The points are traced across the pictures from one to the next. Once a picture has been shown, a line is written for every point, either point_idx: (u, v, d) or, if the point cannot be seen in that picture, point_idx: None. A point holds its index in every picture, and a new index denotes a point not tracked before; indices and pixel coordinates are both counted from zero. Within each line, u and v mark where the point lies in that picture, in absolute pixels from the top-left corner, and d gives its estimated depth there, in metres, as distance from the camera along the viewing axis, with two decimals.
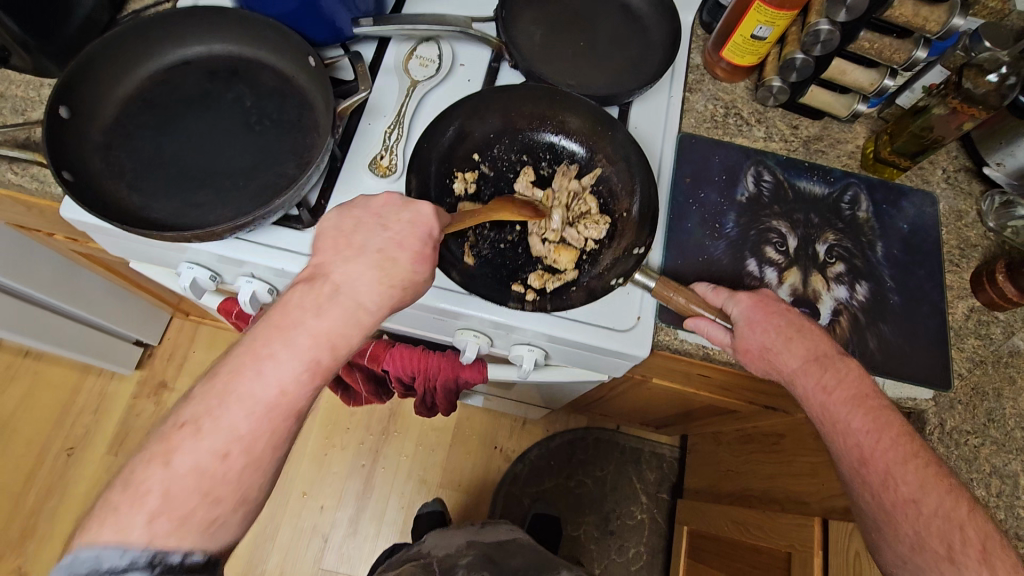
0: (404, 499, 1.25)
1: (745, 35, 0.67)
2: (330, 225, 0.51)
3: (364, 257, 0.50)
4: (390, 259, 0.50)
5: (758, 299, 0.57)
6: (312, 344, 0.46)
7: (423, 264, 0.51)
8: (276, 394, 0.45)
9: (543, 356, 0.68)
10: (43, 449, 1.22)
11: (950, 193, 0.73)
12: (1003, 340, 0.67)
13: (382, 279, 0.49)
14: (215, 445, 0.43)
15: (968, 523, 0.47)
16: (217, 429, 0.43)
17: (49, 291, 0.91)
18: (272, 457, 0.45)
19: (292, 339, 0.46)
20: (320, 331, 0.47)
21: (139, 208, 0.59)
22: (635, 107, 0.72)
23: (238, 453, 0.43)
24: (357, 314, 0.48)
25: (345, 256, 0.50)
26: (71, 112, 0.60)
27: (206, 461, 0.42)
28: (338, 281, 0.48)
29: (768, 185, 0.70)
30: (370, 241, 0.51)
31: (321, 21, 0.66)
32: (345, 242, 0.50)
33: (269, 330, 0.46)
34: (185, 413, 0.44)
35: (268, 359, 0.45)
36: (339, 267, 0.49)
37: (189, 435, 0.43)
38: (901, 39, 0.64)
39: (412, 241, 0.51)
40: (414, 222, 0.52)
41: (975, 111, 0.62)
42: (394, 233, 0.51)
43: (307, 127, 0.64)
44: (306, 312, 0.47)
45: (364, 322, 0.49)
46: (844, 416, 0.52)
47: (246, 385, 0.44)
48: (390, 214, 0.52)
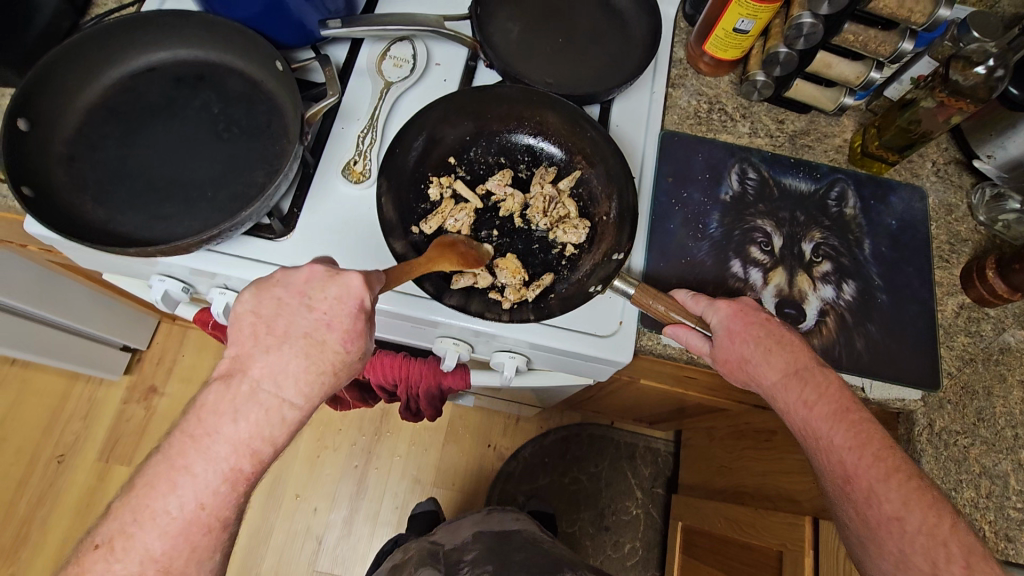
0: (398, 500, 1.25)
1: (727, 28, 0.65)
2: (246, 308, 0.47)
3: (289, 345, 0.46)
4: (318, 344, 0.46)
5: (737, 307, 0.56)
6: (231, 452, 0.44)
7: (355, 341, 0.48)
8: (194, 509, 0.44)
9: (525, 363, 0.67)
10: (33, 457, 1.21)
11: (940, 186, 0.72)
12: (994, 337, 0.65)
13: (308, 368, 0.46)
14: (129, 567, 0.43)
15: (952, 539, 0.46)
16: (129, 551, 0.43)
17: (27, 302, 0.90)
18: (193, 570, 0.44)
19: (210, 451, 0.44)
20: (240, 437, 0.44)
21: (104, 221, 0.57)
22: (617, 105, 0.71)
23: (153, 572, 0.43)
24: (281, 410, 0.45)
25: (266, 345, 0.46)
26: (31, 124, 0.59)
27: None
28: (257, 379, 0.45)
29: (753, 182, 0.69)
30: (295, 325, 0.46)
31: (289, 23, 0.65)
32: (267, 329, 0.46)
33: (184, 439, 0.45)
34: (99, 534, 0.44)
35: (184, 473, 0.44)
36: (259, 359, 0.46)
37: (102, 558, 0.43)
38: (887, 31, 0.62)
39: (339, 319, 0.47)
40: (340, 298, 0.47)
41: (963, 103, 0.60)
42: (320, 314, 0.47)
43: (276, 133, 0.63)
44: (223, 417, 0.44)
45: (288, 418, 0.46)
46: (826, 431, 0.51)
47: (161, 501, 0.44)
48: (314, 289, 0.47)
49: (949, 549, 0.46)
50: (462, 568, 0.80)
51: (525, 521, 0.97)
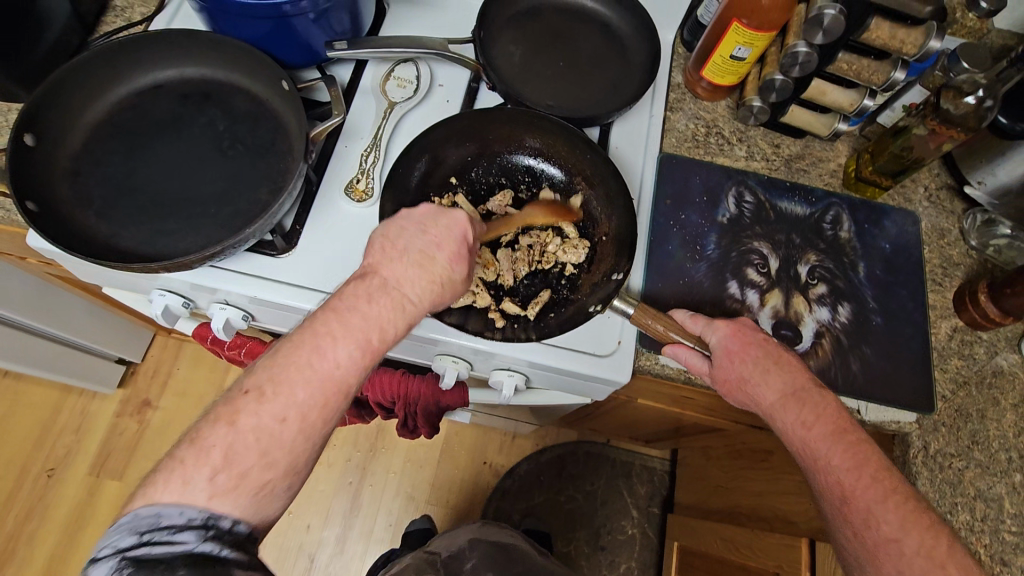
0: (392, 517, 1.23)
1: (724, 55, 0.67)
2: (378, 230, 0.51)
3: (408, 257, 0.50)
4: (430, 258, 0.50)
5: (736, 328, 0.57)
6: (365, 327, 0.46)
7: (458, 265, 0.52)
8: (331, 369, 0.45)
9: (524, 381, 0.67)
10: (22, 470, 1.20)
11: (933, 211, 0.73)
12: (987, 360, 0.66)
13: (426, 276, 0.50)
14: (276, 411, 0.43)
15: (949, 560, 0.46)
16: (278, 395, 0.43)
17: (26, 315, 0.90)
18: (322, 429, 0.45)
19: (349, 324, 0.46)
20: (371, 320, 0.47)
21: (107, 236, 0.58)
22: (616, 127, 0.72)
23: (294, 420, 0.43)
24: (402, 306, 0.48)
25: (389, 257, 0.50)
26: (37, 139, 0.59)
27: (266, 424, 0.42)
28: (387, 276, 0.48)
29: (750, 206, 0.70)
30: (411, 243, 0.50)
31: (295, 44, 0.66)
32: (389, 244, 0.50)
33: (328, 313, 0.46)
34: (249, 381, 0.43)
35: (325, 339, 0.45)
36: (387, 265, 0.49)
37: (254, 400, 0.43)
38: (879, 61, 0.64)
39: (448, 242, 0.52)
40: (451, 227, 0.52)
41: (954, 132, 0.62)
42: (433, 236, 0.51)
43: (280, 151, 0.63)
44: (359, 300, 0.47)
45: (407, 314, 0.49)
46: (823, 452, 0.52)
47: (308, 359, 0.44)
48: (429, 219, 0.52)
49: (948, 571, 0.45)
50: None
51: (483, 526, 0.96)
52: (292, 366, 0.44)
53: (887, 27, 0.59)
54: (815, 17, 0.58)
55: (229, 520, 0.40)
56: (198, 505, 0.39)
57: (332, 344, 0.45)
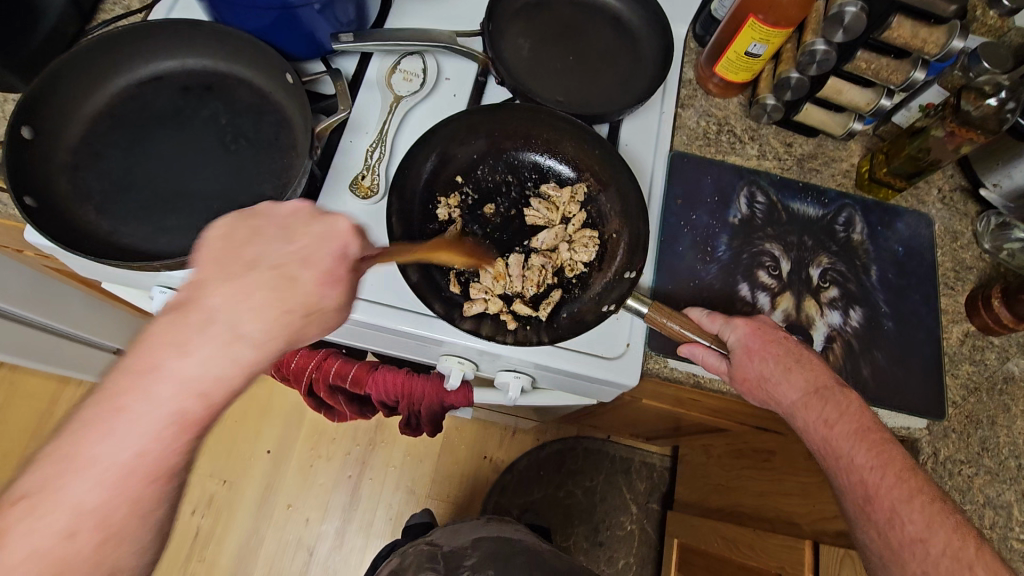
0: (392, 511, 1.23)
1: (739, 52, 0.65)
2: (217, 234, 0.41)
3: (258, 278, 0.40)
4: (292, 278, 0.41)
5: (755, 326, 0.56)
6: (177, 391, 0.37)
7: (333, 286, 0.42)
8: (131, 457, 0.36)
9: (530, 382, 0.66)
10: (20, 461, 1.19)
11: (946, 213, 0.72)
12: (998, 366, 0.65)
13: (272, 306, 0.39)
14: (61, 522, 0.34)
15: (978, 562, 0.45)
16: (53, 505, 0.34)
17: (23, 307, 0.88)
18: (138, 526, 0.37)
19: (154, 392, 0.36)
20: (188, 375, 0.37)
21: (107, 232, 0.56)
22: (626, 124, 0.70)
23: (89, 529, 0.35)
24: (234, 349, 0.38)
25: (229, 275, 0.39)
26: (35, 132, 0.58)
27: (46, 544, 0.34)
28: (214, 308, 0.38)
29: (761, 207, 0.69)
30: (266, 255, 0.41)
31: (300, 36, 0.64)
32: (235, 257, 0.40)
33: (121, 376, 0.37)
34: (21, 485, 0.35)
35: (116, 415, 0.36)
36: (216, 289, 0.39)
37: (23, 515, 0.34)
38: (898, 60, 0.62)
39: (320, 259, 0.42)
40: (324, 235, 0.42)
41: (974, 134, 0.60)
42: (300, 247, 0.42)
43: (285, 146, 0.62)
44: (168, 350, 0.37)
45: (243, 359, 0.39)
46: (847, 451, 0.51)
47: (87, 448, 0.35)
48: (296, 224, 0.43)
49: (976, 574, 0.44)
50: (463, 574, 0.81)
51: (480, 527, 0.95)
52: (98, 452, 0.35)
53: (908, 25, 0.58)
54: (836, 15, 0.57)
55: None
56: None
57: (129, 416, 0.36)
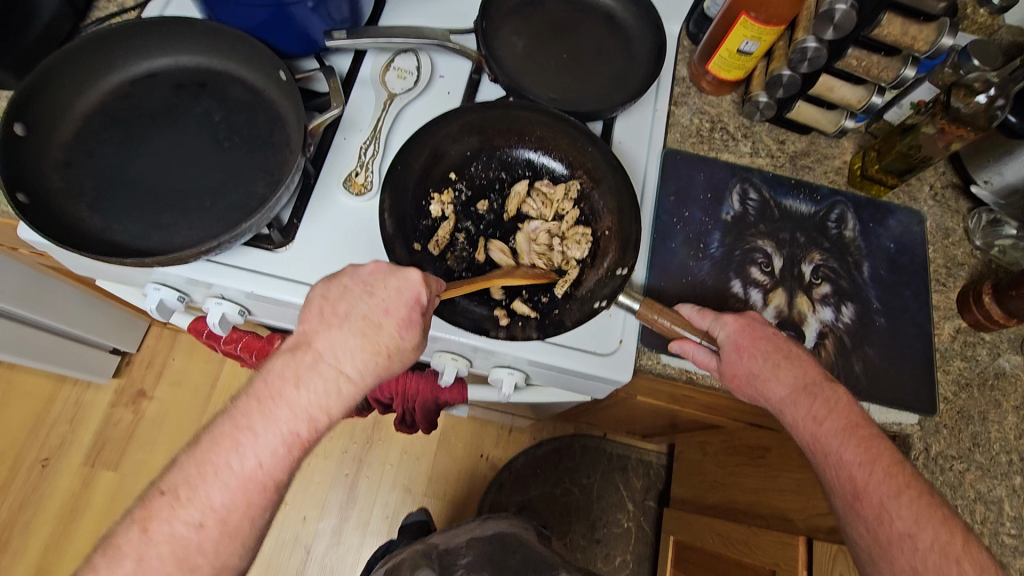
0: (389, 509, 1.23)
1: (732, 49, 0.65)
2: (318, 293, 0.50)
3: (348, 328, 0.48)
4: (374, 327, 0.49)
5: (745, 322, 0.57)
6: (289, 417, 0.46)
7: (408, 331, 0.50)
8: (252, 467, 0.45)
9: (524, 379, 0.66)
10: (16, 461, 1.19)
11: (938, 210, 0.72)
12: (989, 362, 0.66)
13: (364, 347, 0.48)
14: (191, 518, 0.44)
15: (964, 556, 0.46)
16: (192, 500, 0.44)
17: (18, 305, 0.88)
18: (249, 526, 0.45)
19: (274, 416, 0.46)
20: (299, 404, 0.46)
21: (100, 230, 0.56)
22: (619, 122, 0.71)
23: (212, 524, 0.44)
24: (338, 384, 0.48)
25: (328, 324, 0.49)
26: (27, 129, 0.58)
27: (181, 531, 0.43)
28: (320, 351, 0.48)
29: (754, 204, 0.69)
30: (355, 308, 0.49)
31: (293, 34, 0.64)
32: (331, 310, 0.49)
33: (251, 401, 0.46)
34: (165, 482, 0.45)
35: (244, 433, 0.45)
36: (323, 335, 0.48)
37: (168, 504, 0.44)
38: (889, 57, 0.62)
39: (396, 307, 0.49)
40: (399, 289, 0.50)
41: (964, 131, 0.61)
42: (379, 301, 0.49)
43: (278, 143, 0.62)
44: (286, 384, 0.47)
45: (344, 393, 0.48)
46: (835, 447, 0.51)
47: (224, 458, 0.45)
48: (377, 280, 0.50)
49: (962, 569, 0.46)
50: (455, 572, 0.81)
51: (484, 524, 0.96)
52: (222, 453, 0.45)
53: (898, 23, 0.59)
54: (826, 12, 0.57)
55: None
56: None
57: (254, 435, 0.45)
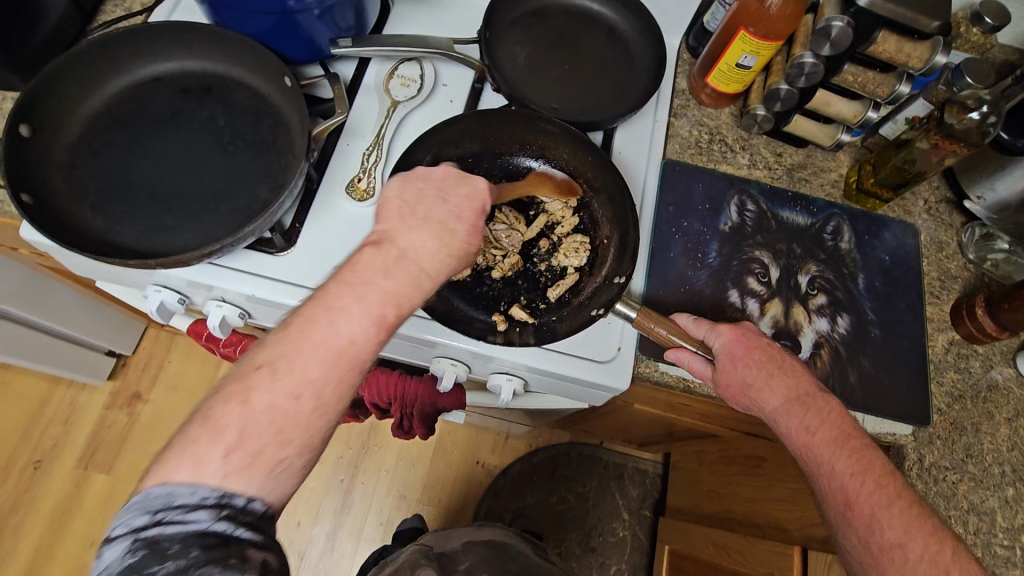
0: (383, 516, 1.23)
1: (730, 63, 0.66)
2: (393, 193, 0.51)
3: (427, 226, 0.50)
4: (450, 230, 0.50)
5: (739, 332, 0.58)
6: (379, 301, 0.45)
7: (477, 238, 0.52)
8: (345, 343, 0.44)
9: (522, 385, 0.66)
10: (8, 462, 1.18)
11: (932, 224, 0.73)
12: (982, 374, 0.66)
13: (443, 247, 0.49)
14: (290, 387, 0.42)
15: (954, 566, 0.46)
16: (293, 371, 0.42)
17: (17, 305, 0.88)
18: (339, 405, 0.44)
19: (362, 295, 0.45)
20: (388, 290, 0.46)
21: (102, 231, 0.57)
22: (620, 132, 0.72)
23: (309, 396, 0.42)
24: (419, 279, 0.48)
25: (408, 223, 0.49)
26: (32, 130, 0.58)
27: (279, 401, 0.41)
28: (404, 247, 0.48)
29: (751, 215, 0.70)
30: (432, 212, 0.51)
31: (299, 40, 0.65)
32: (410, 212, 0.50)
33: (341, 286, 0.45)
34: (261, 356, 0.43)
35: (340, 312, 0.44)
36: (404, 232, 0.49)
37: (266, 377, 0.42)
38: (885, 74, 0.64)
39: (467, 212, 0.52)
40: (471, 196, 0.53)
41: (958, 147, 0.62)
42: (453, 207, 0.52)
43: (282, 148, 0.62)
44: (375, 273, 0.46)
45: (426, 289, 0.48)
46: (828, 458, 0.52)
47: (320, 331, 0.43)
48: (448, 186, 0.53)
49: None
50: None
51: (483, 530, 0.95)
52: (315, 327, 0.44)
53: (893, 40, 0.60)
54: (823, 29, 0.58)
55: (242, 498, 0.39)
56: (211, 483, 0.38)
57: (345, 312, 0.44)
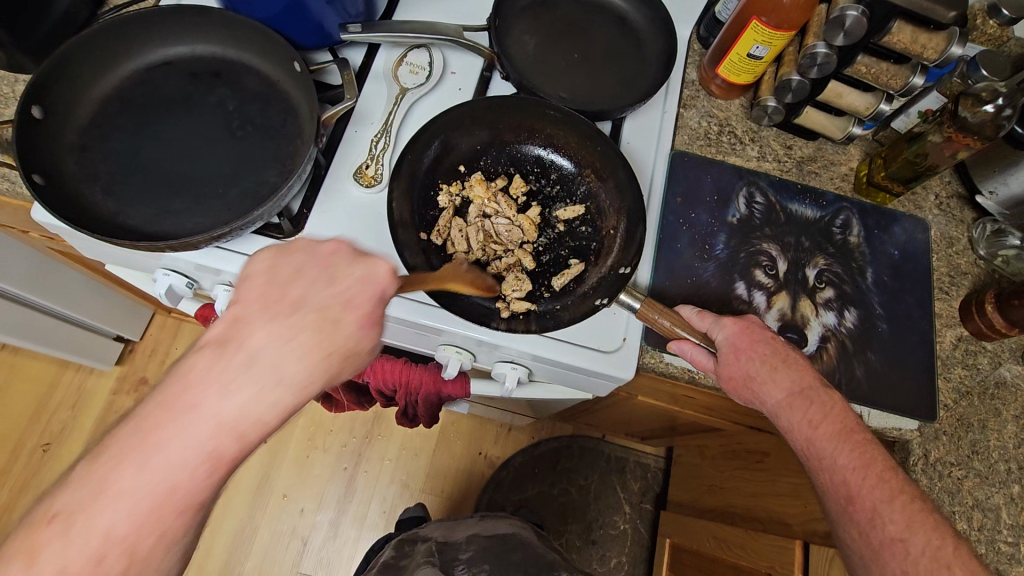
0: (386, 504, 1.24)
1: (741, 53, 0.66)
2: (262, 273, 0.43)
3: (299, 321, 0.41)
4: (331, 322, 0.42)
5: (743, 325, 0.57)
6: (213, 428, 0.37)
7: (370, 329, 0.44)
8: (161, 488, 0.36)
9: (526, 374, 0.67)
10: (17, 445, 1.20)
11: (942, 219, 0.73)
12: (990, 371, 0.66)
13: (317, 347, 0.41)
14: (86, 550, 0.34)
15: (955, 561, 0.46)
16: (88, 527, 0.34)
17: (27, 288, 0.89)
18: (163, 556, 0.37)
19: (186, 426, 0.37)
20: (227, 413, 0.38)
21: (111, 213, 0.57)
22: (628, 122, 0.71)
23: (118, 554, 0.35)
24: (276, 392, 0.39)
25: (273, 312, 0.41)
26: (44, 112, 0.58)
27: (72, 569, 0.34)
28: (255, 349, 0.39)
29: (760, 207, 0.69)
30: (311, 297, 0.42)
31: (308, 26, 0.65)
32: (279, 297, 0.42)
33: (156, 404, 0.37)
34: (57, 502, 0.35)
35: (148, 446, 0.36)
36: (261, 328, 0.40)
37: (57, 534, 0.34)
38: (899, 65, 0.63)
39: (361, 299, 0.44)
40: (364, 279, 0.44)
41: (970, 140, 0.61)
42: (342, 291, 0.44)
43: (290, 134, 0.63)
44: (207, 389, 0.38)
45: (284, 402, 0.40)
46: (830, 452, 0.52)
47: (120, 476, 0.35)
48: (338, 265, 0.44)
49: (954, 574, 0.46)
50: (456, 565, 0.80)
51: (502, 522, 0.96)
52: (223, 379, 0.38)
53: (908, 31, 0.59)
54: (837, 18, 0.57)
55: None
56: None
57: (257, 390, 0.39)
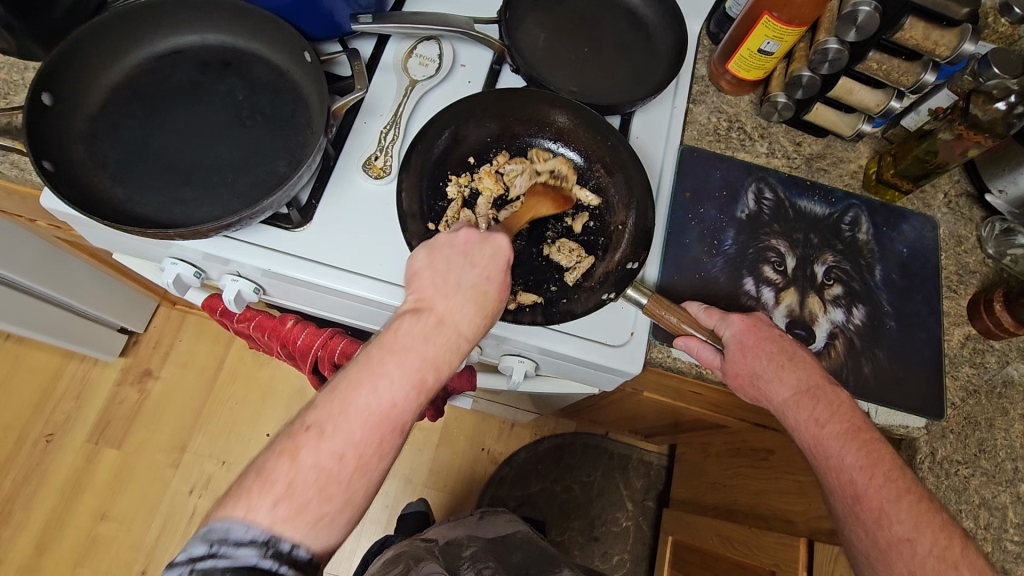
0: (388, 499, 1.24)
1: (752, 48, 0.66)
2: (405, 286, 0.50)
3: (429, 319, 0.48)
4: (450, 321, 0.48)
5: (750, 323, 0.57)
6: (371, 409, 0.44)
7: (480, 320, 0.50)
8: (333, 455, 0.42)
9: (533, 368, 0.67)
10: (21, 435, 1.20)
11: (951, 218, 0.73)
12: (998, 370, 0.66)
13: (439, 342, 0.47)
14: (278, 495, 0.40)
15: (962, 561, 0.47)
16: (282, 476, 0.41)
17: (34, 277, 0.89)
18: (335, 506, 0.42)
19: (351, 408, 0.43)
20: (380, 400, 0.44)
21: (120, 201, 0.57)
22: (638, 117, 0.71)
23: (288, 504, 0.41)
24: (417, 376, 0.45)
25: (407, 320, 0.48)
26: (54, 99, 0.58)
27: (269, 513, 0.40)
28: (401, 348, 0.46)
29: (769, 203, 0.69)
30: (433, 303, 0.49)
31: (319, 16, 0.65)
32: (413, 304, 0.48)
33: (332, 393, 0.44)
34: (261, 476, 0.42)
35: (329, 410, 0.43)
36: (409, 329, 0.47)
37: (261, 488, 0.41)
38: (910, 62, 0.63)
39: (467, 297, 0.49)
40: (469, 282, 0.50)
41: (982, 138, 0.61)
42: (456, 293, 0.49)
43: (300, 124, 0.63)
44: (369, 377, 0.44)
45: (421, 388, 0.46)
46: (837, 450, 0.52)
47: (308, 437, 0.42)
48: (451, 267, 0.50)
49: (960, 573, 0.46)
50: (461, 564, 0.76)
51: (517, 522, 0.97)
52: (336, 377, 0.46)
53: (920, 27, 0.59)
54: (849, 14, 0.58)
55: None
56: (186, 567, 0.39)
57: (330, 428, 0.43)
